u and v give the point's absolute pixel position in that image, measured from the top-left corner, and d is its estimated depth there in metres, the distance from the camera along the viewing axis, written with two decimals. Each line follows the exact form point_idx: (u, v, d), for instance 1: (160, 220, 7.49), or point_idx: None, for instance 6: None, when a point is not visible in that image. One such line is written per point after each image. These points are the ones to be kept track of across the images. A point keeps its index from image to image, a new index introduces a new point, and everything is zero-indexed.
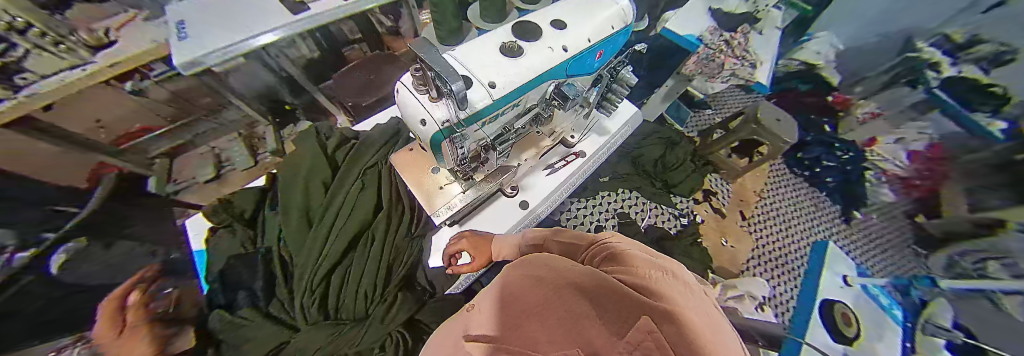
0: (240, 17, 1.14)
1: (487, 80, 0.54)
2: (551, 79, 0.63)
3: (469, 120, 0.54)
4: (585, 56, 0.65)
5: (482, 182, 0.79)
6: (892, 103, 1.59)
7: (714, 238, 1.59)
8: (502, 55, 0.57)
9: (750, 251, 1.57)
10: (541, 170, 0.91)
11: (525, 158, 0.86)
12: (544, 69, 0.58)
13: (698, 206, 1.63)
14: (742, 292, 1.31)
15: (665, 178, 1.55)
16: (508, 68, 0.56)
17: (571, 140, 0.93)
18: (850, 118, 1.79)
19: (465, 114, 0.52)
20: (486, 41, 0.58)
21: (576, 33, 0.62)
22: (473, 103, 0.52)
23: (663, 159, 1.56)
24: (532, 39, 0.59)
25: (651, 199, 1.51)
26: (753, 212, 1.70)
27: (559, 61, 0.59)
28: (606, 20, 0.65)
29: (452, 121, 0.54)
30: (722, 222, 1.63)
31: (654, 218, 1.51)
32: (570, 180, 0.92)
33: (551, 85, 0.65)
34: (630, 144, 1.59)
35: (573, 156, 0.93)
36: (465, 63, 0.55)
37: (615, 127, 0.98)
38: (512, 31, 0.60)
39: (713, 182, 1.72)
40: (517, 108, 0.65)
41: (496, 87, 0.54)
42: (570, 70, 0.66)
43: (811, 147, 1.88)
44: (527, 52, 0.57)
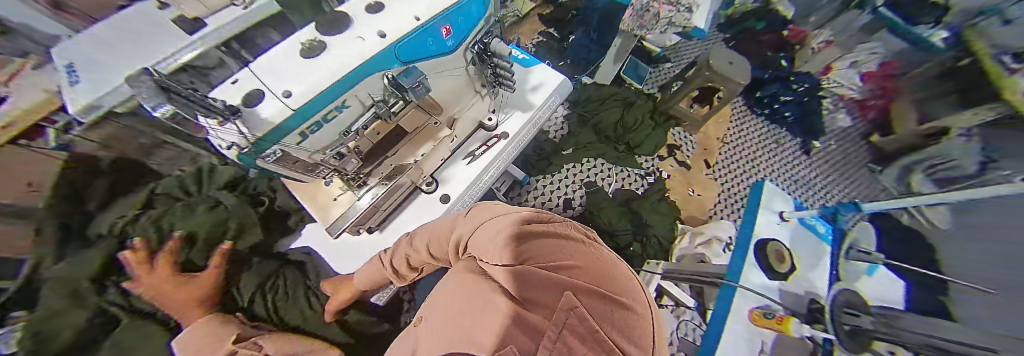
0: (133, 47, 0.70)
1: (282, 89, 0.49)
2: (381, 70, 0.55)
3: (273, 136, 0.49)
4: (423, 36, 0.58)
5: (378, 185, 0.78)
6: (843, 28, 1.60)
7: (681, 190, 1.62)
8: (303, 58, 0.51)
9: (717, 196, 1.62)
10: (461, 159, 0.89)
11: (424, 152, 0.82)
12: (357, 60, 0.51)
13: (663, 162, 1.64)
14: (708, 236, 1.32)
15: (627, 141, 1.54)
16: (309, 69, 0.50)
17: (489, 122, 0.92)
18: (805, 50, 1.73)
19: (257, 134, 0.47)
20: (287, 45, 0.52)
21: (400, 13, 0.57)
22: (265, 120, 0.47)
23: (622, 122, 1.53)
24: (336, 34, 0.54)
25: (616, 164, 1.51)
26: (717, 159, 1.72)
27: (371, 50, 0.52)
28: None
29: (242, 146, 0.47)
30: (688, 174, 1.65)
31: (621, 182, 1.51)
32: (494, 164, 0.90)
33: (381, 76, 0.56)
34: (588, 111, 1.57)
35: (495, 139, 0.91)
36: (261, 75, 0.50)
37: (534, 100, 0.96)
38: (315, 28, 0.54)
39: (677, 136, 1.72)
40: (353, 107, 0.57)
41: (291, 96, 0.49)
42: (406, 55, 0.58)
43: (767, 85, 1.80)
44: (329, 49, 0.52)
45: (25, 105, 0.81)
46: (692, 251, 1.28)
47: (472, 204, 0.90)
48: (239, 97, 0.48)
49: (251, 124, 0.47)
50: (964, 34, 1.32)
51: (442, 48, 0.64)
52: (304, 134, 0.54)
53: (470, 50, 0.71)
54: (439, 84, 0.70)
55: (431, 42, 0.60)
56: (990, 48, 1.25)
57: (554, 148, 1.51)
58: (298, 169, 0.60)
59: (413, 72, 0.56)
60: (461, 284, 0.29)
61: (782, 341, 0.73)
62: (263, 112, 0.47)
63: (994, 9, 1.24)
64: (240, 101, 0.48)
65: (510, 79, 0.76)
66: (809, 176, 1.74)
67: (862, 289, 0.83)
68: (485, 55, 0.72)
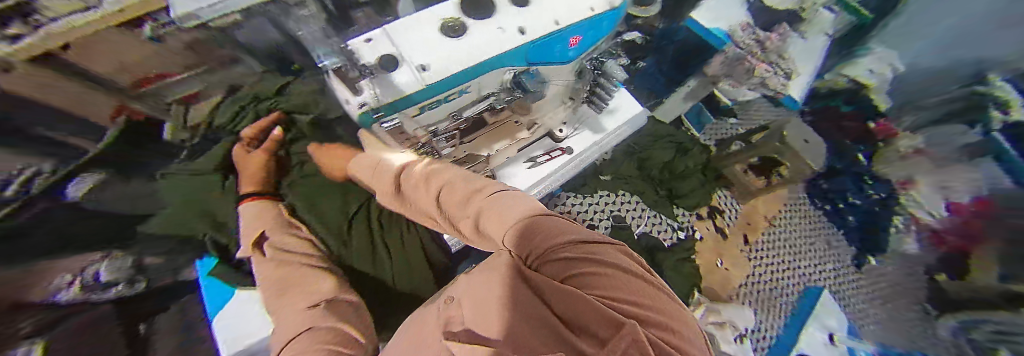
0: None
1: (419, 61, 0.50)
2: (507, 66, 0.57)
3: (399, 104, 0.51)
4: (554, 44, 0.58)
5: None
6: (942, 140, 1.36)
7: (709, 257, 1.51)
8: (444, 37, 0.53)
9: (744, 275, 1.50)
10: (522, 162, 0.88)
11: (497, 147, 0.82)
12: (492, 54, 0.52)
13: (700, 222, 1.54)
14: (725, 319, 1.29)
15: (670, 188, 1.46)
16: (448, 50, 0.51)
17: (559, 134, 0.89)
18: (891, 150, 1.50)
19: (387, 98, 0.48)
20: (429, 18, 0.54)
21: (539, 12, 0.57)
22: (397, 86, 0.49)
23: (672, 166, 1.47)
24: (479, 19, 0.54)
25: (651, 207, 1.44)
26: (756, 238, 1.59)
27: (508, 43, 0.53)
28: (576, 3, 0.58)
29: (371, 107, 0.49)
30: (721, 242, 1.54)
31: (649, 226, 1.43)
32: (552, 175, 0.89)
33: (506, 70, 0.58)
34: (637, 145, 1.49)
35: (559, 152, 0.89)
36: (399, 43, 0.52)
37: (613, 124, 0.93)
38: (459, 9, 0.55)
39: (722, 199, 1.60)
40: (468, 91, 0.59)
41: (427, 70, 0.50)
42: (532, 56, 0.59)
43: (841, 177, 1.62)
44: (469, 32, 0.53)
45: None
46: None
47: None
48: (379, 58, 0.49)
49: (388, 87, 0.49)
50: None
51: (563, 57, 0.64)
52: (420, 108, 0.56)
53: (581, 63, 0.73)
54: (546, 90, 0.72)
55: (557, 50, 0.60)
56: None
57: (593, 170, 1.45)
58: (395, 135, 0.63)
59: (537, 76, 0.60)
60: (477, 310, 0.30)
61: None
62: (400, 80, 0.49)
63: None
64: (379, 63, 0.49)
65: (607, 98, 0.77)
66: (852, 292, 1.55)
67: None
68: (594, 72, 0.73)
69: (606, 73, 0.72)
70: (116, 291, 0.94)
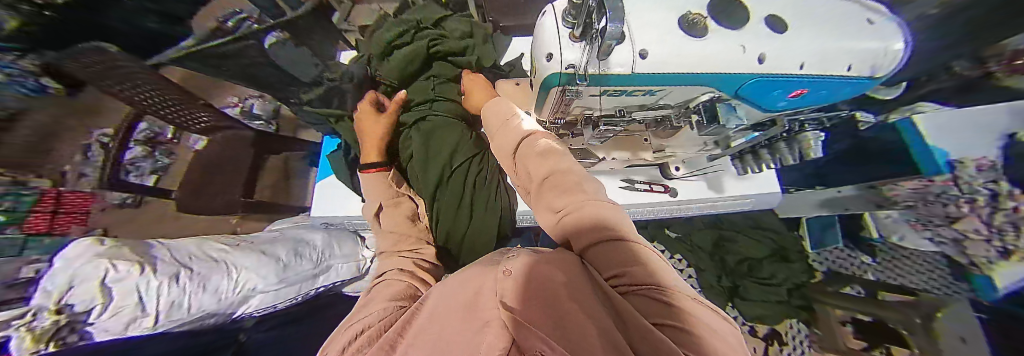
0: None
1: (643, 45, 0.45)
2: (715, 89, 0.50)
3: (595, 79, 0.48)
4: (781, 85, 0.49)
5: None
6: None
7: None
8: (679, 30, 0.46)
9: None
10: (620, 177, 0.87)
11: (613, 156, 0.77)
12: (719, 69, 0.46)
13: (753, 338, 1.22)
14: None
15: (740, 285, 1.21)
16: (681, 44, 0.45)
17: (674, 172, 0.84)
18: None
19: (594, 71, 0.46)
20: (670, 3, 0.48)
21: (799, 46, 0.46)
22: (609, 63, 0.45)
23: (756, 264, 1.22)
24: (726, 26, 0.46)
25: (705, 291, 1.21)
26: None
27: (740, 68, 0.46)
28: (847, 49, 0.46)
29: (577, 73, 0.48)
30: None
31: None
32: (640, 204, 0.85)
33: (710, 92, 0.51)
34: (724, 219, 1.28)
35: (660, 188, 0.85)
36: (631, 16, 0.47)
37: (734, 188, 0.86)
38: (709, 7, 0.47)
39: (790, 328, 1.20)
40: (653, 95, 0.54)
41: (645, 59, 0.45)
42: (744, 90, 0.51)
43: None
44: (709, 36, 0.46)
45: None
46: None
47: None
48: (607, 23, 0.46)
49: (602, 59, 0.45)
50: None
51: (770, 103, 0.54)
52: (601, 91, 0.52)
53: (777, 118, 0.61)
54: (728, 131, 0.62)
55: (772, 94, 0.51)
56: None
57: (659, 222, 1.33)
58: (552, 104, 0.60)
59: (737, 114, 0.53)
60: (529, 282, 0.30)
61: None
62: (617, 56, 0.45)
63: None
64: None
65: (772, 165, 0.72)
66: None
67: None
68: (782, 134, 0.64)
69: (795, 139, 0.66)
70: (258, 124, 1.22)
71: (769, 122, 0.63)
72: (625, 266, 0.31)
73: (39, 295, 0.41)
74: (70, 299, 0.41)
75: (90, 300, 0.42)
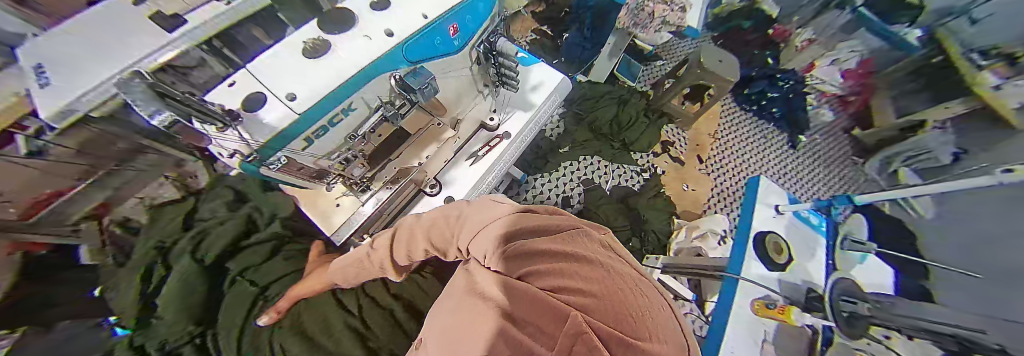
0: (91, 56, 0.65)
1: (287, 90, 0.48)
2: (387, 72, 0.56)
3: (275, 143, 0.49)
4: (429, 35, 0.59)
5: (382, 189, 0.79)
6: (823, 28, 1.64)
7: (676, 185, 1.61)
8: (307, 61, 0.51)
9: (710, 188, 1.63)
10: (463, 160, 0.88)
11: (427, 154, 0.83)
12: (359, 65, 0.51)
13: (658, 159, 1.64)
14: (703, 230, 1.32)
15: (623, 138, 1.54)
16: (317, 74, 0.50)
17: (491, 123, 0.92)
18: (790, 48, 1.73)
19: (260, 142, 0.47)
20: (288, 43, 0.52)
21: (405, 13, 0.58)
22: (271, 125, 0.47)
23: (617, 119, 1.55)
24: (340, 32, 0.54)
25: (612, 161, 1.51)
26: (709, 154, 1.72)
27: (375, 51, 0.53)
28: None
29: (247, 153, 0.48)
30: (682, 169, 1.65)
31: (617, 179, 1.50)
32: (495, 164, 0.90)
33: (386, 75, 0.56)
34: (582, 110, 1.57)
35: (497, 139, 0.91)
36: (261, 74, 0.49)
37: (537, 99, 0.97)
38: (318, 27, 0.54)
39: (670, 133, 1.71)
40: (352, 109, 0.56)
41: (296, 99, 0.48)
42: (411, 55, 0.58)
43: (757, 82, 1.79)
44: (334, 50, 0.52)
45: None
46: (688, 244, 1.29)
47: None
48: (239, 99, 0.47)
49: (258, 131, 0.47)
50: (937, 32, 1.40)
51: (448, 47, 0.65)
52: (305, 140, 0.54)
53: (475, 49, 0.73)
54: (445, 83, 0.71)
55: (436, 42, 0.61)
56: (962, 47, 1.34)
57: (551, 146, 1.51)
58: (297, 172, 0.61)
59: (421, 74, 0.59)
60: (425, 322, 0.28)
61: (783, 331, 0.72)
62: (272, 118, 0.48)
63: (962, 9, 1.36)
64: (240, 105, 0.47)
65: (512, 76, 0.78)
66: (796, 172, 1.74)
67: (856, 276, 0.85)
68: (491, 54, 0.74)
69: (500, 53, 0.73)
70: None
71: (478, 54, 0.75)
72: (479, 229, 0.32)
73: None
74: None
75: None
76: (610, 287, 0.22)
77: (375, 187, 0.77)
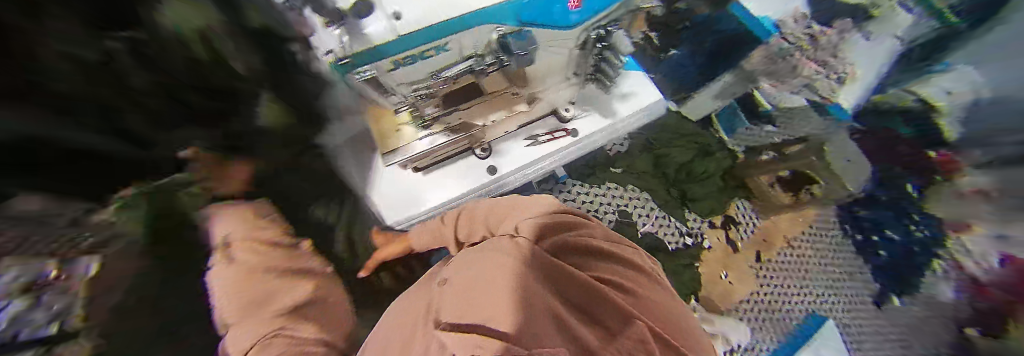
0: None
1: (392, 9, 0.48)
2: (496, 23, 0.54)
3: (368, 56, 0.51)
4: (552, 0, 0.54)
5: (440, 133, 0.86)
6: None
7: (713, 268, 1.32)
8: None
9: (751, 293, 1.27)
10: (521, 138, 0.91)
11: (493, 118, 0.86)
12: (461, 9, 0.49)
13: (712, 230, 1.37)
14: (717, 330, 1.15)
15: (684, 188, 1.37)
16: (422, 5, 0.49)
17: (565, 114, 0.91)
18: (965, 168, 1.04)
19: (356, 48, 0.49)
20: None
21: None
22: (369, 37, 0.49)
23: (690, 165, 1.37)
24: None
25: (662, 207, 1.35)
26: (774, 257, 1.33)
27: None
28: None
29: (341, 56, 0.50)
30: (730, 256, 1.34)
31: (655, 226, 1.33)
32: (550, 157, 0.90)
33: (491, 26, 0.54)
34: (655, 139, 1.40)
35: (563, 133, 0.90)
36: None
37: (620, 111, 0.93)
38: None
39: (739, 208, 1.39)
40: (446, 50, 0.56)
41: (399, 19, 0.48)
42: (523, 15, 0.54)
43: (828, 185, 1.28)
44: None
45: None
46: None
47: (513, 184, 0.92)
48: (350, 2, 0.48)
49: (356, 39, 0.49)
50: None
51: (563, 21, 0.59)
52: (395, 63, 0.56)
53: (587, 34, 0.67)
54: (540, 56, 0.67)
55: (555, 10, 0.56)
56: None
57: (606, 161, 1.39)
58: (379, 90, 0.65)
59: (524, 37, 0.58)
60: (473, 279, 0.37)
61: None
62: (371, 31, 0.49)
63: None
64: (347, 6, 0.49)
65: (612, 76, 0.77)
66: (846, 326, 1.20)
67: None
68: (599, 44, 0.69)
69: (612, 45, 0.71)
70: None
71: (587, 39, 0.69)
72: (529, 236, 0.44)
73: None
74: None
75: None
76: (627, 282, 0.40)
77: (433, 129, 0.84)
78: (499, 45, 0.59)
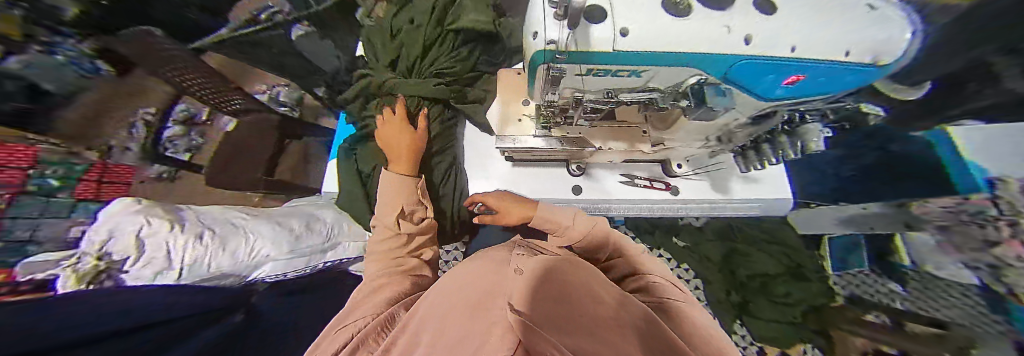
0: None
1: (621, 26, 0.44)
2: (702, 71, 0.48)
3: (578, 57, 0.47)
4: (783, 70, 0.45)
5: (555, 138, 0.73)
6: None
7: None
8: (661, 10, 0.44)
9: None
10: (618, 173, 0.88)
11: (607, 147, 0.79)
12: (707, 48, 0.43)
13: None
14: None
15: (752, 303, 1.09)
16: (662, 27, 0.43)
17: (676, 170, 0.84)
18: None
19: (574, 50, 0.46)
20: None
21: (794, 20, 0.42)
22: (590, 42, 0.45)
23: (770, 281, 1.06)
24: (715, 3, 0.44)
25: (713, 306, 1.15)
26: None
27: (730, 47, 0.43)
28: (886, 25, 0.40)
29: (559, 50, 0.46)
30: None
31: None
32: (638, 202, 0.86)
33: (697, 74, 0.49)
34: (739, 232, 1.17)
35: (662, 186, 0.85)
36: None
37: (737, 192, 0.85)
38: None
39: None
40: (635, 77, 0.53)
41: (625, 38, 0.44)
42: (734, 73, 0.47)
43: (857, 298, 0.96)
44: (691, 14, 0.44)
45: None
46: None
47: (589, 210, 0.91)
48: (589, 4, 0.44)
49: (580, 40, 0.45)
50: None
51: (765, 91, 0.50)
52: (585, 70, 0.52)
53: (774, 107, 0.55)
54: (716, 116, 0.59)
55: (767, 79, 0.47)
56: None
57: (671, 227, 1.26)
58: (544, 87, 0.59)
59: (722, 90, 0.53)
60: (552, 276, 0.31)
61: None
62: (598, 36, 0.45)
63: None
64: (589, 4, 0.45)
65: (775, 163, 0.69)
66: None
67: None
68: (789, 126, 0.60)
69: (796, 132, 0.59)
70: (284, 110, 1.27)
71: (770, 111, 0.58)
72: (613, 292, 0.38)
73: (99, 231, 0.55)
74: (109, 249, 0.53)
75: (127, 250, 0.54)
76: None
77: (551, 134, 0.74)
78: (690, 90, 0.54)
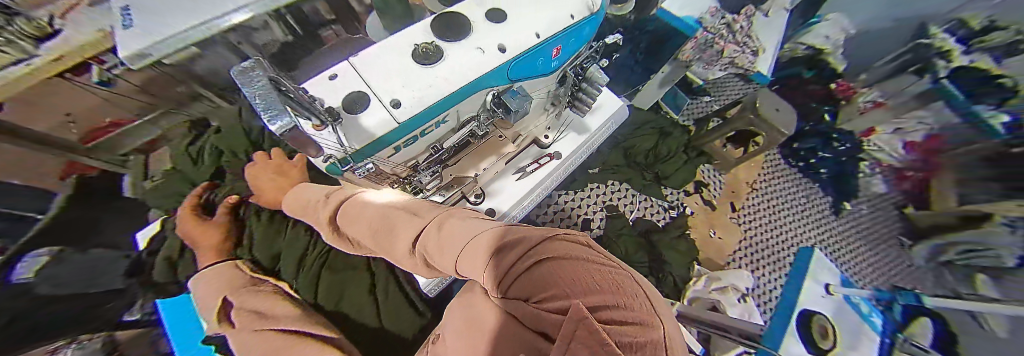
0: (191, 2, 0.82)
1: (391, 100, 0.59)
2: (488, 88, 0.68)
3: (368, 149, 0.58)
4: (534, 54, 0.68)
5: (434, 194, 0.79)
6: (895, 92, 1.41)
7: (702, 229, 1.51)
8: (416, 65, 0.62)
9: (739, 242, 1.50)
10: (511, 174, 0.90)
11: (485, 166, 0.87)
12: (461, 83, 0.61)
13: (688, 198, 1.54)
14: (725, 284, 1.26)
15: (656, 170, 1.48)
16: (431, 78, 0.61)
17: (544, 140, 0.94)
18: (851, 107, 1.52)
19: (352, 148, 0.56)
20: (406, 46, 0.64)
21: (519, 29, 0.67)
22: (370, 130, 0.57)
23: (655, 150, 1.48)
24: (457, 41, 0.64)
25: (641, 192, 1.44)
26: (744, 203, 1.58)
27: (485, 61, 0.64)
28: (552, 17, 0.68)
29: (337, 158, 0.57)
30: (712, 214, 1.54)
31: (643, 210, 1.44)
32: (543, 183, 0.93)
33: (485, 92, 0.69)
34: (620, 134, 1.49)
35: (547, 158, 0.93)
36: (379, 78, 0.61)
37: (593, 124, 1.00)
38: (439, 37, 0.64)
39: (706, 173, 1.60)
40: (450, 118, 0.69)
41: (399, 106, 0.58)
42: (514, 72, 0.69)
43: (664, 127, 1.51)
44: (445, 56, 0.63)
45: (77, 41, 0.75)
46: (705, 294, 1.21)
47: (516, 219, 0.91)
48: (341, 100, 0.58)
49: (353, 133, 0.56)
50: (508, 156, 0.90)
51: (547, 67, 0.75)
52: (393, 148, 0.64)
53: (568, 71, 0.83)
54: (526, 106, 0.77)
55: (540, 62, 0.72)
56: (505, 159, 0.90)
57: (582, 164, 1.45)
58: (376, 176, 0.70)
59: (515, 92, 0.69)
60: None
61: None
62: (371, 123, 0.57)
63: (526, 151, 0.94)
64: (340, 106, 0.57)
65: (590, 101, 0.82)
66: (822, 244, 1.54)
67: None
68: (579, 78, 0.81)
69: (589, 79, 0.79)
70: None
71: (562, 73, 0.84)
72: (483, 313, 0.29)
73: None
74: None
75: None
76: (565, 246, 0.23)
77: (426, 193, 0.77)
78: (495, 102, 0.71)
